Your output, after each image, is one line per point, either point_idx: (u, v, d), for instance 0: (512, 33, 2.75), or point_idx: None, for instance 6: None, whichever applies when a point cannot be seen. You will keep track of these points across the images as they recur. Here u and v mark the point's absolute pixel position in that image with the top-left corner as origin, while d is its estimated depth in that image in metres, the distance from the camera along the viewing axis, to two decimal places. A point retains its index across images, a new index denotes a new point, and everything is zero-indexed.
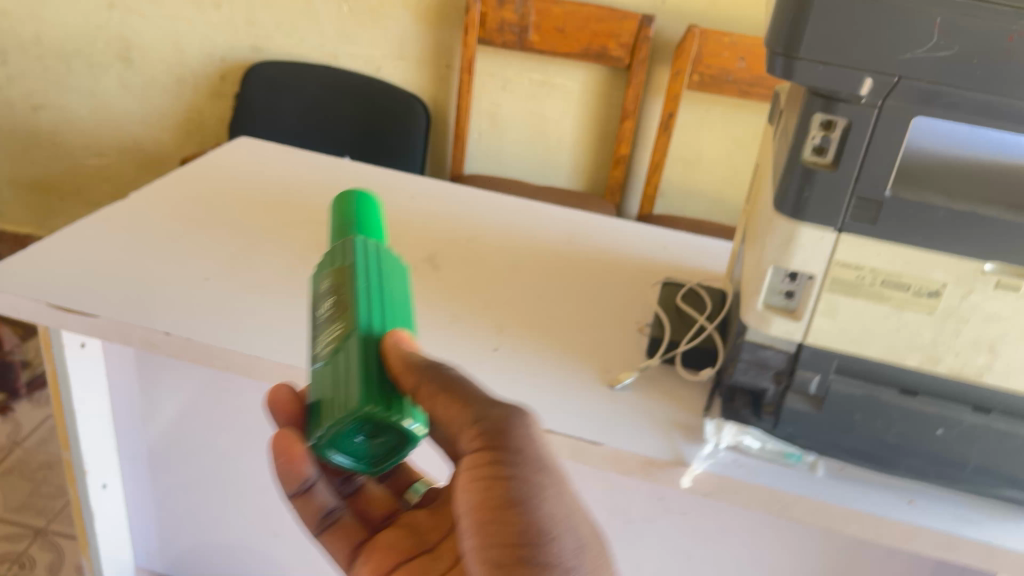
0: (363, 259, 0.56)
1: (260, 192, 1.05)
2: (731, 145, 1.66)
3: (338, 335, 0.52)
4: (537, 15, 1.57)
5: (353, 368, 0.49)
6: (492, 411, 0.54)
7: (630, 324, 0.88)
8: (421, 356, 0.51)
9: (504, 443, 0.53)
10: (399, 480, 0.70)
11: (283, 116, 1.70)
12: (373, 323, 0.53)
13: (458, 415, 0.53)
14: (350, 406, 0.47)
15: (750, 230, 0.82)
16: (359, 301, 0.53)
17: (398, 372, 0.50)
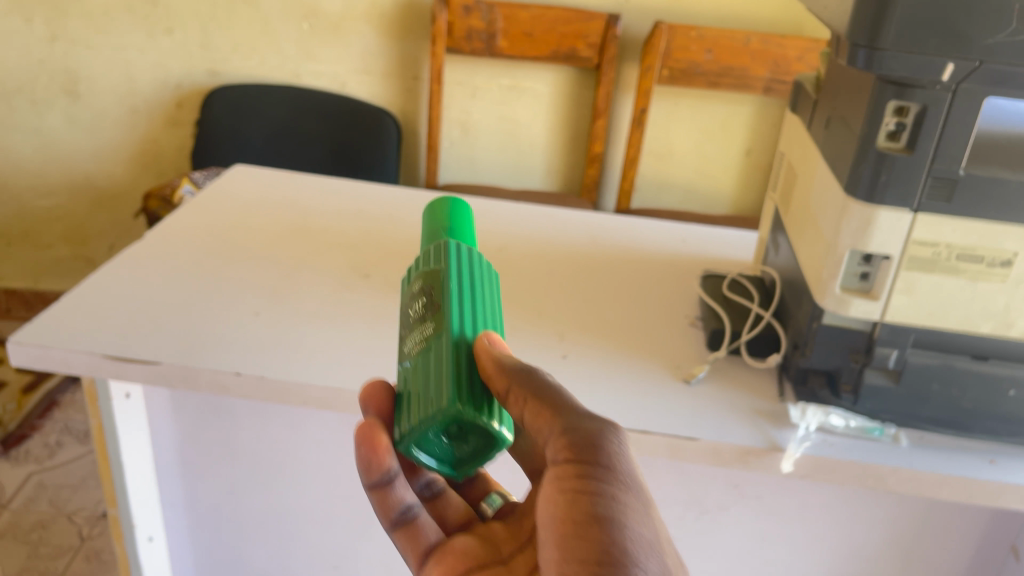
0: (457, 262, 0.51)
1: (280, 221, 1.03)
2: (700, 135, 1.71)
3: (428, 335, 0.47)
4: (504, 21, 1.58)
5: (443, 367, 0.45)
6: (582, 421, 0.48)
7: (682, 320, 0.90)
8: (512, 357, 0.47)
9: (593, 455, 0.47)
10: (477, 488, 0.62)
11: (250, 140, 1.66)
12: (465, 325, 0.48)
13: (547, 423, 0.48)
14: (440, 405, 0.43)
15: (796, 218, 0.85)
16: (452, 302, 0.48)
17: (488, 372, 0.46)
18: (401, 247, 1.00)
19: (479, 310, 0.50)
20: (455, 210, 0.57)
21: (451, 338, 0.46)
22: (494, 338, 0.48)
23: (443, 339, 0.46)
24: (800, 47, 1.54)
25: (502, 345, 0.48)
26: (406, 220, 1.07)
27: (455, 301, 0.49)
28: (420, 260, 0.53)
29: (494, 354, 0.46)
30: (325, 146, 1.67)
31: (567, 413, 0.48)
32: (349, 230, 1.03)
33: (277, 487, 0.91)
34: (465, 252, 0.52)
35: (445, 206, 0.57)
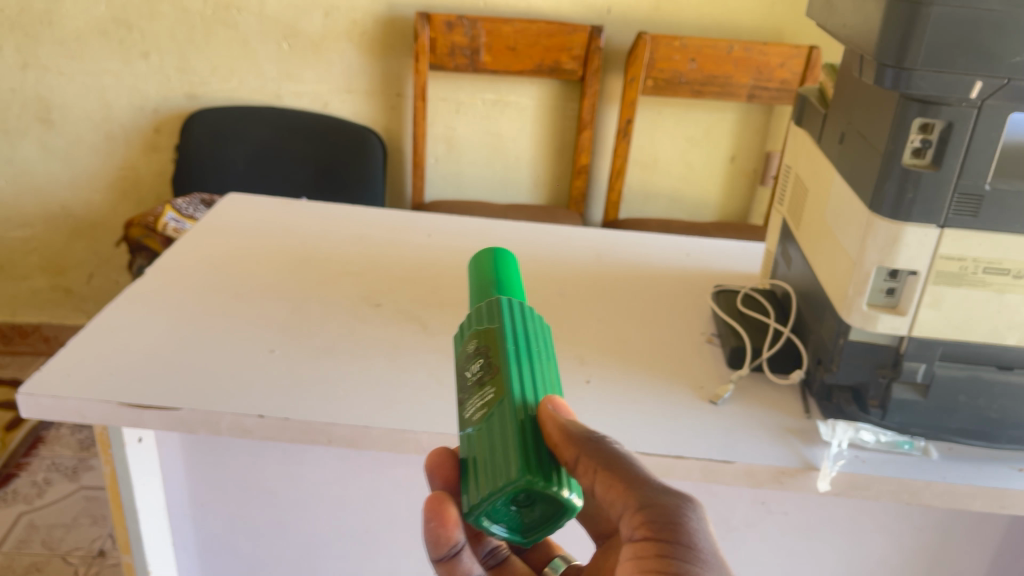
0: (512, 319, 0.46)
1: (282, 251, 1.01)
2: (684, 144, 1.71)
3: (487, 401, 0.43)
4: (487, 36, 1.57)
5: (508, 436, 0.41)
6: (660, 498, 0.46)
7: (698, 337, 0.90)
8: (579, 423, 0.43)
9: (673, 533, 0.45)
10: (538, 552, 0.60)
11: (232, 164, 1.63)
12: (527, 388, 0.43)
13: (621, 497, 0.46)
14: (509, 479, 0.39)
15: (810, 233, 0.85)
16: (511, 364, 0.44)
17: (555, 442, 0.42)
18: (408, 273, 0.99)
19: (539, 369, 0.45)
20: (501, 262, 0.52)
21: (514, 403, 0.42)
22: (559, 401, 0.43)
23: (505, 405, 0.42)
24: (783, 54, 1.55)
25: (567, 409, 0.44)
26: (409, 244, 1.06)
27: (514, 363, 0.44)
28: (470, 318, 0.48)
29: (563, 422, 0.42)
30: (309, 168, 1.65)
31: (639, 486, 0.46)
32: (353, 258, 1.01)
33: (295, 525, 0.89)
34: (518, 307, 0.48)
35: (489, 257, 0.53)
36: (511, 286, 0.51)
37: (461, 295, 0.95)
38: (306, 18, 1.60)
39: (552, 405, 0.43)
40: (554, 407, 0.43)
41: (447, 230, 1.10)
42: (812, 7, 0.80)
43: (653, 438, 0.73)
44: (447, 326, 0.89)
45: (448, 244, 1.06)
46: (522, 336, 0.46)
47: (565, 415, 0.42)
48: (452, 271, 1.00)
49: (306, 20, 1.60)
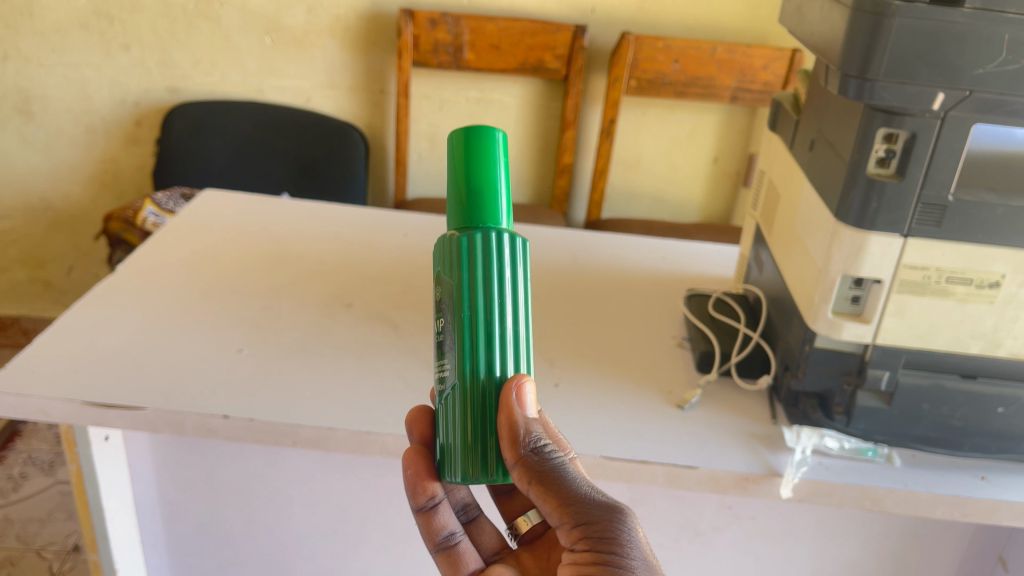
0: (472, 269, 0.52)
1: (255, 249, 1.00)
2: (668, 144, 1.71)
3: (449, 376, 0.53)
4: (470, 33, 1.56)
5: (458, 429, 0.52)
6: (594, 511, 0.51)
7: (669, 341, 0.90)
8: (530, 431, 0.51)
9: (604, 543, 0.50)
10: (516, 500, 0.67)
11: (213, 158, 1.63)
12: (481, 364, 0.52)
13: (557, 508, 0.51)
14: (458, 474, 0.53)
15: (780, 241, 0.85)
16: (466, 344, 0.52)
17: (502, 446, 0.52)
18: (383, 274, 0.98)
19: (497, 331, 0.52)
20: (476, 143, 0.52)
21: (467, 390, 0.52)
22: (522, 386, 0.52)
23: (460, 390, 0.52)
24: (766, 56, 1.56)
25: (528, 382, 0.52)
26: (385, 244, 1.06)
27: (469, 340, 0.52)
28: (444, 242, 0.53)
29: (513, 432, 0.51)
30: (292, 163, 1.64)
31: (575, 497, 0.51)
32: (328, 257, 1.01)
33: (263, 524, 0.89)
34: (483, 238, 0.52)
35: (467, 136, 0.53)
36: (487, 184, 0.53)
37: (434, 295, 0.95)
38: (289, 13, 1.59)
39: (513, 396, 0.51)
40: (514, 398, 0.51)
41: (424, 230, 1.10)
42: (784, 13, 0.80)
43: (617, 442, 0.73)
44: (419, 327, 0.89)
45: (423, 244, 1.06)
46: (475, 298, 0.52)
47: (520, 415, 0.51)
48: (427, 271, 1.00)
49: (289, 15, 1.59)
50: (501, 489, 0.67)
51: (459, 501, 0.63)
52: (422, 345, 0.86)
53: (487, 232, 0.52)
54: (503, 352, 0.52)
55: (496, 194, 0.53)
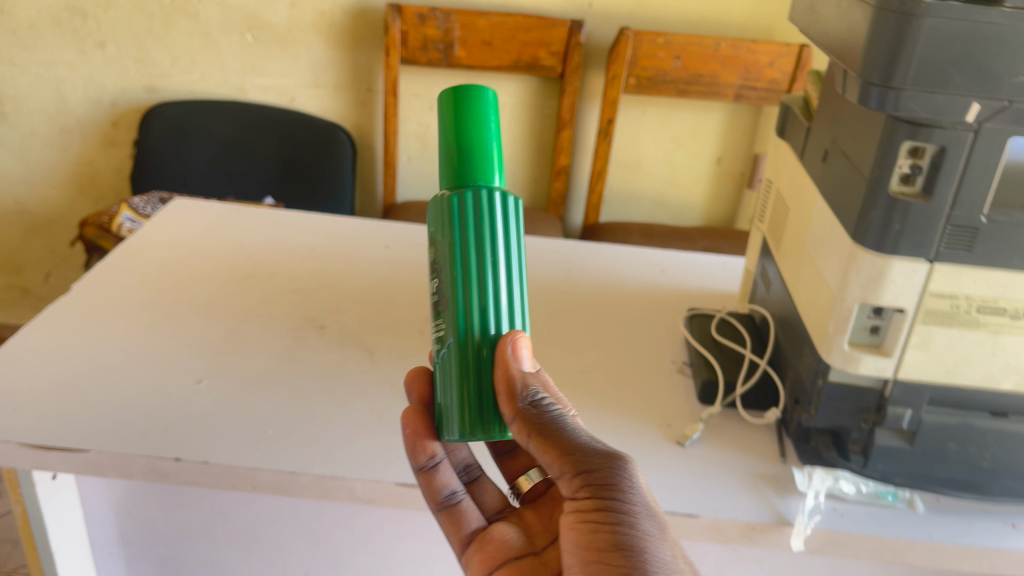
0: (463, 225, 0.50)
1: (223, 266, 0.93)
2: (669, 144, 1.64)
3: (443, 332, 0.51)
4: (461, 29, 1.49)
5: (455, 382, 0.51)
6: (595, 459, 0.50)
7: (668, 365, 0.83)
8: (527, 383, 0.50)
9: (607, 489, 0.50)
10: (518, 460, 0.67)
11: (193, 162, 1.56)
12: (474, 316, 0.50)
13: (557, 459, 0.50)
14: (455, 428, 0.51)
15: (790, 261, 0.78)
16: (459, 300, 0.50)
17: (499, 399, 0.51)
18: (360, 292, 0.91)
19: (490, 286, 0.50)
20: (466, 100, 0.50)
21: (462, 344, 0.50)
22: (516, 340, 0.50)
23: (455, 345, 0.51)
24: (772, 52, 1.49)
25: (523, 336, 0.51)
26: (364, 259, 0.99)
27: (462, 294, 0.50)
28: (435, 200, 0.51)
29: (511, 385, 0.50)
30: (275, 167, 1.57)
31: (575, 447, 0.51)
32: (302, 274, 0.94)
33: (230, 566, 0.82)
34: (473, 196, 0.50)
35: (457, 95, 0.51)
36: (475, 144, 0.50)
37: (415, 317, 0.88)
38: (271, 9, 1.52)
39: (508, 349, 0.50)
40: (509, 353, 0.50)
41: (406, 242, 1.03)
42: (795, 11, 0.72)
43: None
44: (396, 353, 0.82)
45: (406, 260, 0.99)
46: (469, 255, 0.50)
47: (516, 368, 0.50)
48: (408, 290, 0.93)
49: (271, 10, 1.52)
50: (501, 450, 0.68)
51: (461, 460, 0.63)
52: (399, 373, 0.79)
53: (476, 189, 0.50)
54: (497, 307, 0.51)
55: (488, 152, 0.50)
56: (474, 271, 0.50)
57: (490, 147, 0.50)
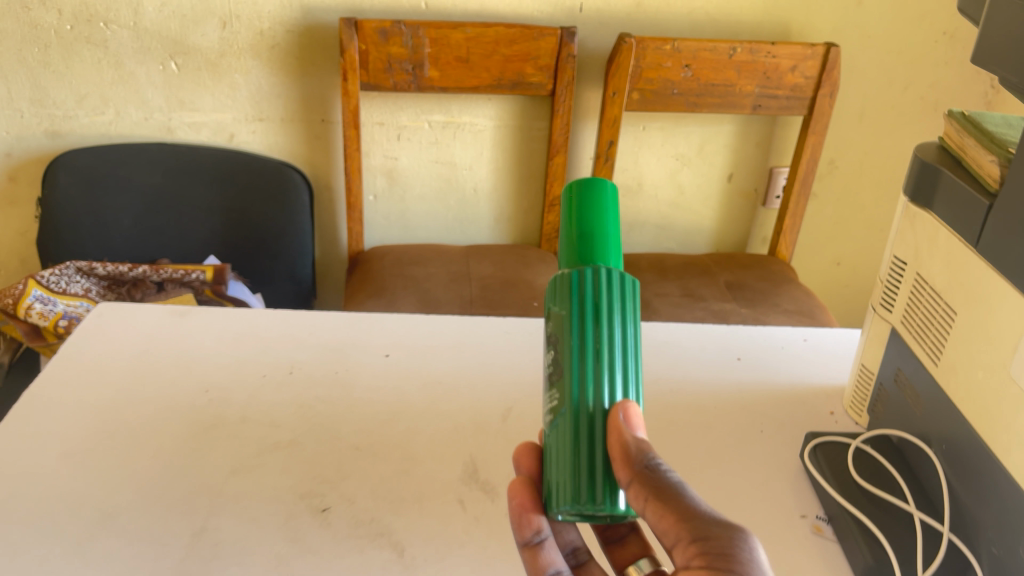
0: (582, 300, 0.45)
1: (178, 418, 0.69)
2: (674, 162, 1.46)
3: (553, 405, 0.46)
4: (432, 45, 1.25)
5: (564, 454, 0.44)
6: (714, 529, 0.42)
7: (800, 524, 0.63)
8: (644, 447, 0.43)
9: (725, 564, 0.41)
10: (628, 551, 0.54)
11: (116, 222, 1.29)
12: (590, 388, 0.45)
13: (672, 525, 0.43)
14: (562, 506, 0.44)
15: (970, 391, 0.57)
16: (575, 367, 0.45)
17: (611, 462, 0.44)
18: (366, 440, 0.68)
19: (607, 359, 0.45)
20: (589, 188, 0.47)
21: (575, 414, 0.44)
22: (628, 408, 0.44)
23: (566, 417, 0.45)
24: (795, 55, 1.30)
25: (637, 412, 0.45)
26: (360, 384, 0.75)
27: (577, 364, 0.45)
28: (553, 282, 0.47)
29: (624, 445, 0.43)
30: (219, 220, 1.32)
31: (693, 513, 0.43)
32: (284, 418, 0.70)
33: None
34: (593, 274, 0.45)
35: (579, 184, 0.48)
36: (597, 229, 0.46)
37: (446, 475, 0.64)
38: (197, 31, 1.25)
39: (621, 415, 0.44)
40: (622, 419, 0.44)
41: (418, 341, 0.82)
42: (1011, 66, 0.50)
43: None
44: (434, 550, 0.58)
45: (415, 377, 0.76)
46: (591, 326, 0.45)
47: (629, 433, 0.43)
48: (430, 427, 0.70)
49: (197, 32, 1.25)
50: (609, 537, 0.55)
51: (569, 543, 0.54)
52: None
53: (596, 268, 0.46)
54: (614, 383, 0.45)
55: (608, 242, 0.46)
56: (591, 343, 0.45)
57: (610, 237, 0.46)
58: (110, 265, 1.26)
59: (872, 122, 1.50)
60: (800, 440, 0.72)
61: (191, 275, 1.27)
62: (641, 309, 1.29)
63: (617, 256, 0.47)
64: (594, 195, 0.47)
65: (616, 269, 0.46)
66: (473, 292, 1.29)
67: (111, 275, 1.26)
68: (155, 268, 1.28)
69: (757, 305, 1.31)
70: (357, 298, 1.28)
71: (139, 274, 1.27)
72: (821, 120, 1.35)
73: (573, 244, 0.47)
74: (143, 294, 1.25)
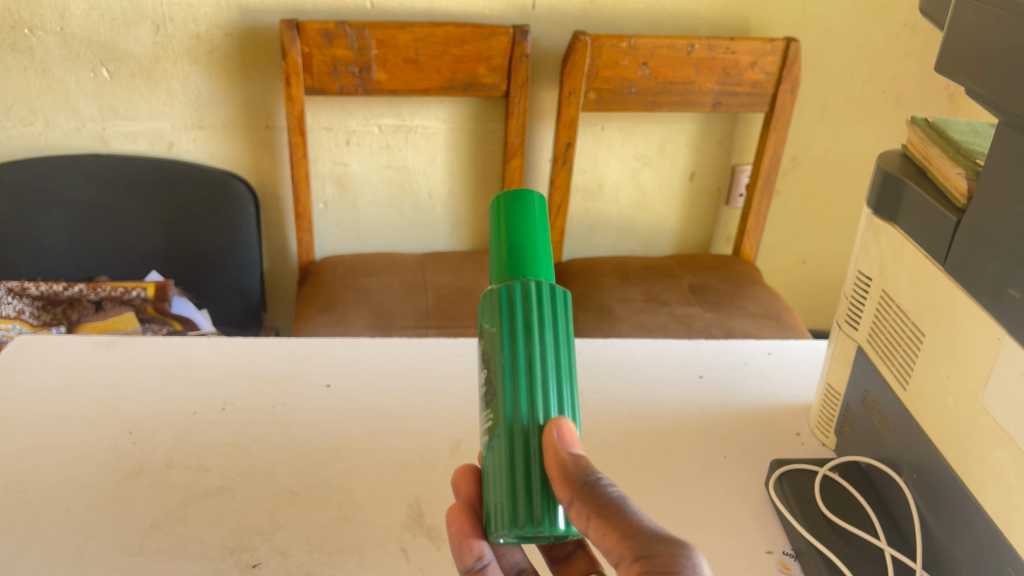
0: (513, 315, 0.42)
1: (95, 463, 0.64)
2: (634, 162, 1.43)
3: (489, 427, 0.42)
4: (379, 46, 1.20)
5: (501, 478, 0.41)
6: (658, 548, 0.38)
7: (766, 560, 0.59)
8: (582, 463, 0.40)
9: None
10: (575, 569, 0.50)
11: (49, 239, 1.25)
12: (525, 406, 0.41)
13: (615, 544, 0.39)
14: (501, 530, 0.40)
15: (941, 419, 0.53)
16: (507, 385, 0.41)
17: (550, 483, 0.40)
18: (303, 484, 0.63)
19: (540, 375, 0.42)
20: (516, 203, 0.45)
21: (510, 434, 0.41)
22: (563, 424, 0.41)
23: (502, 438, 0.41)
24: (754, 50, 1.26)
25: (573, 426, 0.41)
26: (297, 419, 0.70)
27: (510, 382, 0.41)
28: (484, 302, 0.44)
29: (562, 464, 0.39)
30: (159, 233, 1.29)
31: (634, 528, 0.39)
32: (215, 460, 0.65)
33: None
34: (523, 288, 0.42)
35: (506, 201, 0.45)
36: (526, 241, 0.44)
37: (389, 521, 0.60)
38: (130, 35, 1.21)
39: (555, 433, 0.40)
40: (556, 437, 0.40)
41: (364, 365, 0.78)
42: (974, 74, 0.47)
43: None
44: None
45: (358, 408, 0.72)
46: (523, 342, 0.42)
47: (566, 450, 0.40)
48: (371, 465, 0.65)
49: (130, 37, 1.21)
50: (555, 555, 0.50)
51: (513, 565, 0.49)
52: None
53: (526, 280, 0.43)
54: (551, 397, 0.42)
55: (540, 256, 0.44)
56: (524, 359, 0.42)
57: (543, 252, 0.44)
58: (43, 285, 1.19)
59: (834, 117, 1.48)
60: (766, 467, 0.68)
61: (130, 293, 1.22)
62: (603, 316, 1.25)
63: (551, 271, 0.44)
64: (523, 211, 0.44)
65: (547, 282, 0.43)
66: (429, 303, 1.24)
67: (45, 295, 1.20)
68: (92, 286, 1.22)
69: (722, 308, 1.27)
70: (308, 312, 1.22)
71: (74, 293, 1.20)
72: (782, 117, 1.31)
73: (503, 260, 0.44)
74: (81, 315, 1.20)
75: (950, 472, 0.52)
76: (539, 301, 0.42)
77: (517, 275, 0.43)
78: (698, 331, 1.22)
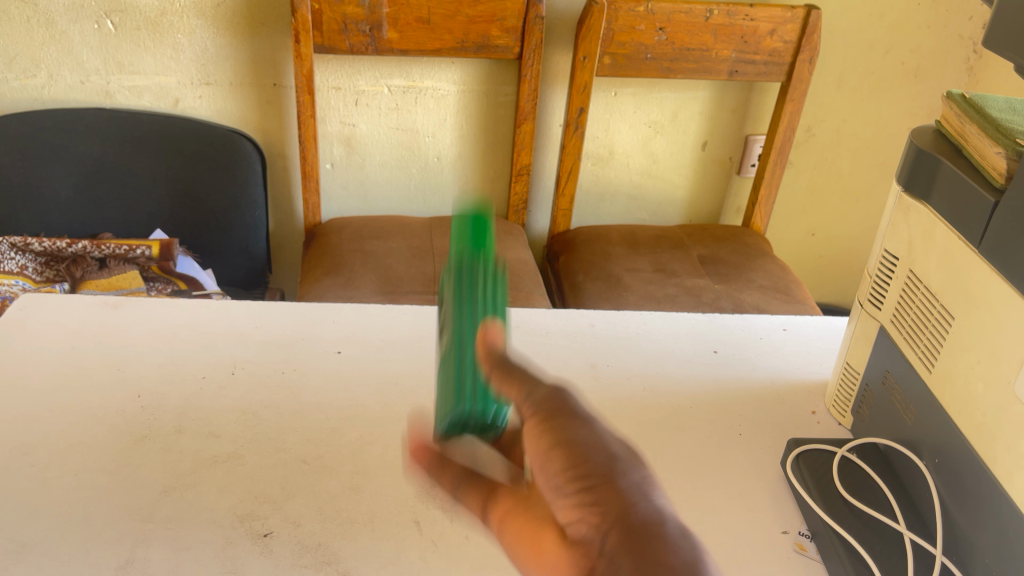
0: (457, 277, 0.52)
1: (104, 427, 0.63)
2: (647, 130, 1.41)
3: (445, 347, 0.53)
4: (391, 5, 1.17)
5: (448, 384, 0.51)
6: (549, 385, 0.41)
7: (782, 540, 0.58)
8: (503, 346, 0.44)
9: (559, 407, 0.39)
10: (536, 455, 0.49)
11: (52, 192, 1.24)
12: (464, 326, 0.50)
13: (516, 389, 0.42)
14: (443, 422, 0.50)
15: (969, 405, 0.52)
16: (456, 319, 0.50)
17: (478, 361, 0.44)
18: (315, 453, 0.62)
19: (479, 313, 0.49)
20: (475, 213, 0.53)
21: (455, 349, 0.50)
22: (490, 328, 0.44)
23: (451, 354, 0.51)
24: (773, 18, 1.24)
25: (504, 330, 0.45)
26: (309, 386, 0.69)
27: (457, 313, 0.51)
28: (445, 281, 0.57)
29: (480, 338, 0.44)
30: (164, 190, 1.27)
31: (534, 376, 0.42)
32: (225, 427, 0.64)
33: None
34: (472, 265, 0.51)
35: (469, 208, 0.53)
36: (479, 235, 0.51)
37: (402, 491, 0.59)
38: None
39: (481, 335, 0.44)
40: (484, 338, 0.44)
41: (374, 333, 0.77)
42: (1022, 51, 0.45)
43: None
44: None
45: (369, 376, 0.71)
46: (466, 297, 0.51)
47: (492, 338, 0.44)
48: (384, 435, 0.64)
49: None
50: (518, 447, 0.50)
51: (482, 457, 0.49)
52: None
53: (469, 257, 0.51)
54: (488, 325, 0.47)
55: (490, 249, 0.52)
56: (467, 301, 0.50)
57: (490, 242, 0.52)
58: (46, 241, 1.18)
59: (850, 88, 1.46)
60: (781, 445, 0.67)
61: (136, 251, 1.20)
62: (612, 285, 1.23)
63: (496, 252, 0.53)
64: (484, 222, 0.51)
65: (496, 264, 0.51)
66: (436, 268, 1.23)
67: (49, 251, 1.19)
68: (96, 243, 1.20)
69: (732, 280, 1.26)
70: (314, 275, 1.21)
71: (78, 250, 1.19)
72: (799, 86, 1.29)
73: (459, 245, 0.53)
74: (84, 272, 1.19)
75: (979, 462, 0.51)
76: (482, 275, 0.50)
77: (469, 256, 0.51)
78: (707, 303, 1.20)
